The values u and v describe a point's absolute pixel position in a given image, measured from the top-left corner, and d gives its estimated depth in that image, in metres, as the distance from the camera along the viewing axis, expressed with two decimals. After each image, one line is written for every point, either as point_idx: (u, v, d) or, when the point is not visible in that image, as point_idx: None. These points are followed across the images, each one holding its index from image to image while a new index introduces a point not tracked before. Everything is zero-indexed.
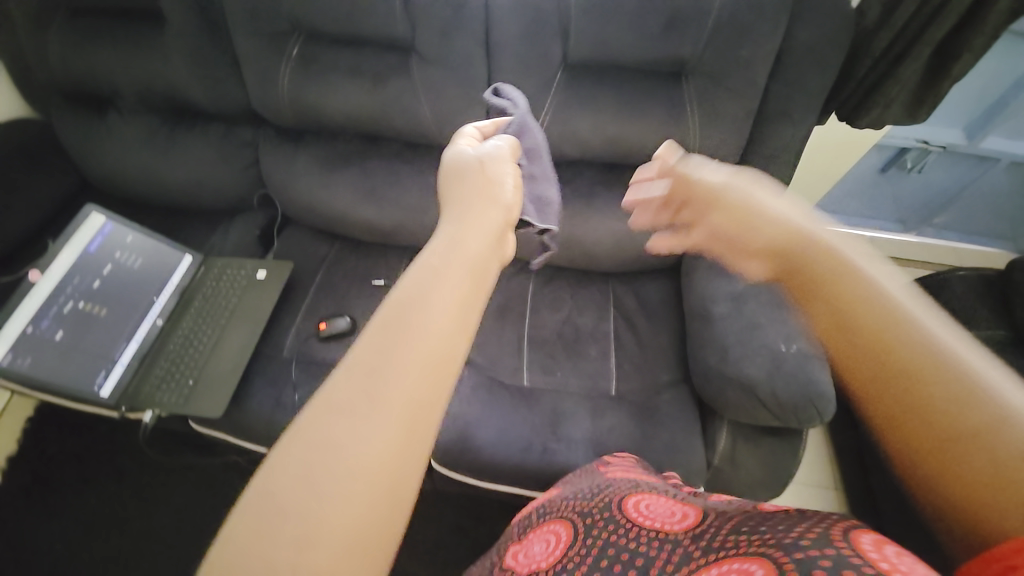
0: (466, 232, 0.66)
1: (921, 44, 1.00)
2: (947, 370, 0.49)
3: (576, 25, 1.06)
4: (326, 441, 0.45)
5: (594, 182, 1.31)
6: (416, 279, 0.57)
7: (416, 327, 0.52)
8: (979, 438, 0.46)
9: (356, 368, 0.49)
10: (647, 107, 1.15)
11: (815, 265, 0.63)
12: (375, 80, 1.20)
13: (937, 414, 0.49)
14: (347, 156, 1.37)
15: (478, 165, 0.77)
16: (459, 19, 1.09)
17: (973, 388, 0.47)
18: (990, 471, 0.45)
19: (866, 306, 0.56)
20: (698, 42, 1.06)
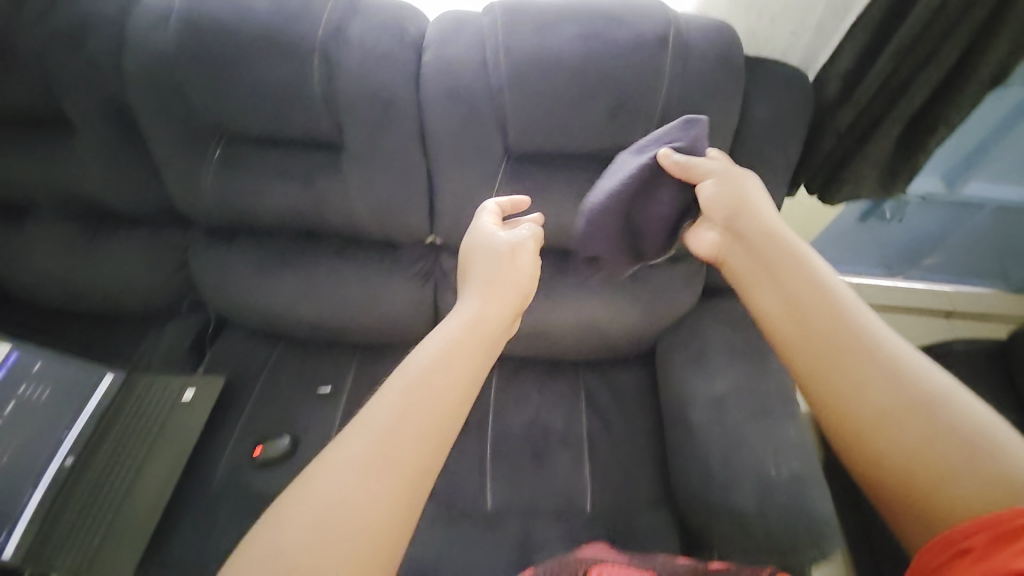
0: (483, 305, 0.69)
1: (890, 119, 0.91)
2: (855, 357, 0.60)
3: (514, 118, 0.97)
4: (329, 504, 0.47)
5: (551, 270, 1.20)
6: (436, 347, 0.61)
7: (427, 390, 0.56)
8: (890, 422, 0.56)
9: (370, 430, 0.52)
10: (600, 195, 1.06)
11: (773, 258, 0.74)
12: (305, 181, 1.09)
13: (847, 407, 0.59)
14: (284, 255, 1.25)
15: (500, 245, 0.78)
16: (389, 117, 1.00)
17: (881, 375, 0.58)
18: (912, 458, 0.54)
19: (795, 288, 0.69)
20: (649, 129, 0.97)
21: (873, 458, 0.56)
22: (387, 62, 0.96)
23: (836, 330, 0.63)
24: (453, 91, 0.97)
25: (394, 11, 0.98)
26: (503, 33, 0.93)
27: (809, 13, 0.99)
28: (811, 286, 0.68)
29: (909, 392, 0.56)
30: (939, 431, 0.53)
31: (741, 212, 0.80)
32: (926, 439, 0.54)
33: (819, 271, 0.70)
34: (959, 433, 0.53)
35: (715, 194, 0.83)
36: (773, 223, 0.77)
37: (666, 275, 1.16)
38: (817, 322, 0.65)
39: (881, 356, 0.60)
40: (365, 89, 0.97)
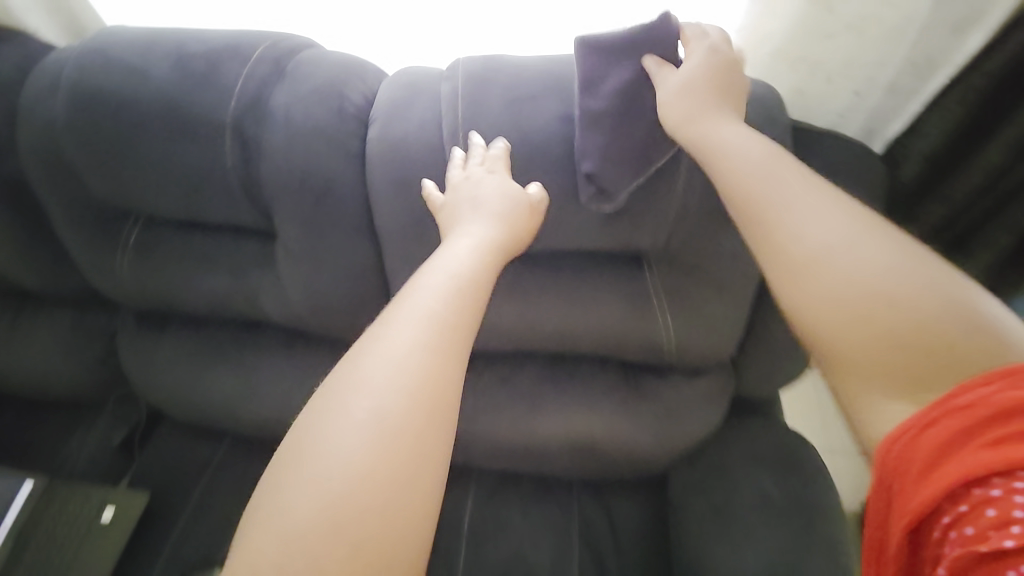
0: (504, 234, 0.61)
1: (995, 227, 0.75)
2: (792, 208, 0.51)
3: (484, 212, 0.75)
4: (391, 386, 0.44)
5: (537, 379, 0.97)
6: (465, 251, 0.56)
7: (431, 299, 0.50)
8: (831, 275, 0.47)
9: (409, 316, 0.48)
10: (597, 300, 0.84)
11: (703, 132, 0.60)
12: (234, 272, 0.90)
13: (789, 264, 0.49)
14: (223, 347, 1.05)
15: (513, 197, 0.65)
16: (325, 205, 0.78)
17: (823, 221, 0.49)
18: (857, 312, 0.45)
19: (733, 160, 0.57)
20: (658, 228, 0.74)
21: (812, 326, 0.47)
22: (320, 138, 0.75)
23: (786, 179, 0.53)
24: (404, 176, 0.75)
25: (332, 74, 0.78)
26: (472, 108, 0.73)
27: (878, 70, 0.74)
28: (753, 147, 0.57)
29: (878, 248, 0.47)
30: (879, 270, 0.46)
31: (693, 112, 0.62)
32: (861, 284, 0.45)
33: (741, 134, 0.59)
34: (909, 267, 0.45)
35: (677, 96, 0.64)
36: (720, 112, 0.62)
37: (682, 395, 0.92)
38: (760, 179, 0.54)
39: (830, 202, 0.51)
40: (292, 170, 0.76)
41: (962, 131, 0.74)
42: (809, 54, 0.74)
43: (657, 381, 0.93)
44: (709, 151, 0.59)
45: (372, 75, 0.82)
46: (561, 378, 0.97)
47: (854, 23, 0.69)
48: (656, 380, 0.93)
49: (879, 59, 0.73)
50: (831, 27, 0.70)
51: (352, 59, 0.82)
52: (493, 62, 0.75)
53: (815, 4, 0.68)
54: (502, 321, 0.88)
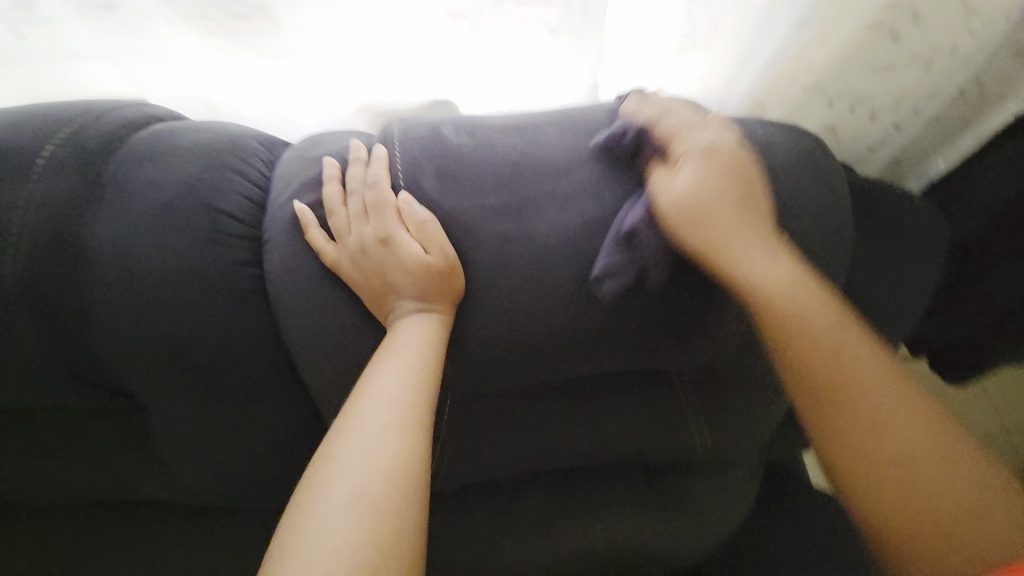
0: (431, 303, 0.48)
1: None
2: (807, 309, 0.46)
3: (463, 362, 0.51)
4: (369, 469, 0.40)
5: (544, 505, 0.77)
6: (404, 337, 0.47)
7: (381, 404, 0.44)
8: (882, 432, 0.43)
9: (379, 399, 0.44)
10: (616, 420, 0.66)
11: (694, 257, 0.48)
12: (88, 466, 0.59)
13: (840, 411, 0.44)
14: (78, 551, 0.70)
15: (423, 265, 0.48)
16: (220, 372, 0.52)
17: (850, 380, 0.44)
18: (883, 460, 0.43)
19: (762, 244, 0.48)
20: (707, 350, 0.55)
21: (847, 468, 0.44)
22: (201, 277, 0.49)
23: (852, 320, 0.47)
24: (340, 318, 0.50)
25: (196, 168, 0.49)
26: (435, 229, 0.48)
27: (929, 101, 0.60)
28: (765, 267, 0.47)
29: (916, 404, 0.44)
30: (861, 421, 0.44)
31: (706, 217, 0.48)
32: (872, 394, 0.44)
33: (748, 242, 0.48)
34: (914, 431, 0.43)
35: (681, 200, 0.48)
36: (749, 222, 0.49)
37: (716, 494, 0.77)
38: (823, 314, 0.46)
39: (825, 347, 0.45)
40: (159, 331, 0.48)
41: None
42: (855, 88, 0.58)
43: (689, 478, 0.77)
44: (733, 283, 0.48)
45: (257, 155, 0.54)
46: (572, 497, 0.77)
47: (921, 52, 0.54)
48: (688, 477, 0.77)
49: (936, 90, 0.58)
50: (891, 57, 0.55)
51: (222, 133, 0.53)
52: (452, 144, 0.51)
53: (877, 31, 0.53)
54: (499, 460, 0.67)
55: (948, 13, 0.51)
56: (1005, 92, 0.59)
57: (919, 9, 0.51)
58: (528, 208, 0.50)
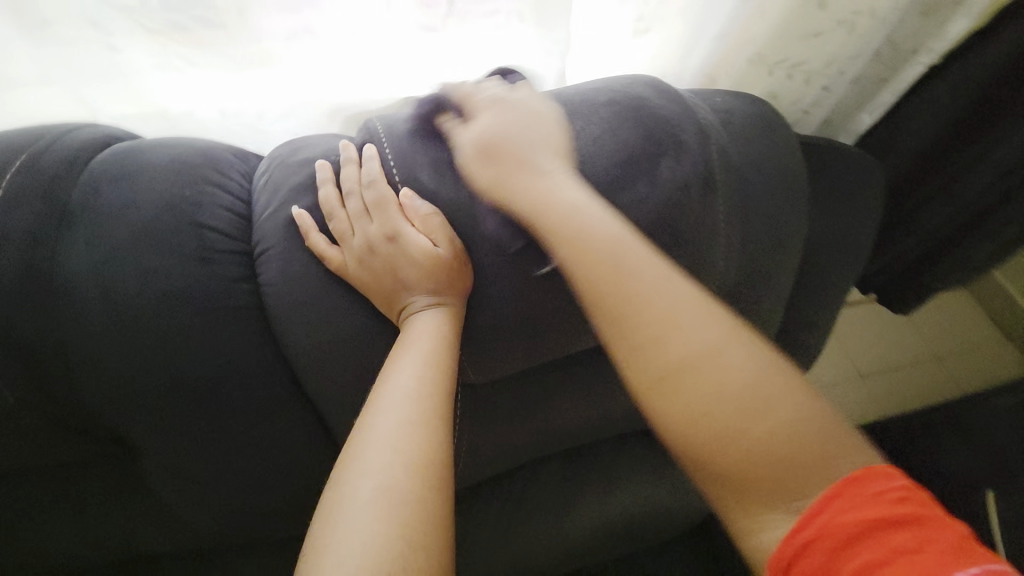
0: (446, 294, 0.48)
1: (995, 223, 0.69)
2: (652, 287, 0.42)
3: (479, 346, 0.52)
4: (393, 461, 0.39)
5: (559, 483, 0.79)
6: (416, 330, 0.47)
7: (399, 397, 0.43)
8: (688, 375, 0.39)
9: (398, 393, 0.43)
10: (621, 389, 0.68)
11: (521, 193, 0.47)
12: (78, 522, 0.54)
13: (650, 333, 0.41)
14: None
15: (434, 257, 0.48)
16: (223, 395, 0.49)
17: (680, 314, 0.41)
18: (730, 429, 0.37)
19: (570, 234, 0.45)
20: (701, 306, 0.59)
21: (673, 407, 0.39)
22: (194, 298, 0.46)
23: (666, 276, 0.43)
24: (351, 321, 0.50)
25: (173, 186, 0.47)
26: (441, 221, 0.49)
27: (851, 62, 0.67)
28: (557, 216, 0.45)
29: (747, 361, 0.39)
30: (673, 359, 0.39)
31: (520, 194, 0.47)
32: (716, 367, 0.38)
33: (597, 219, 0.45)
34: (760, 376, 0.38)
35: (480, 145, 0.48)
36: (541, 157, 0.48)
37: None
38: (642, 263, 0.43)
39: (642, 279, 0.42)
40: (158, 361, 0.46)
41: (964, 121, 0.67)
42: (791, 55, 0.65)
43: None
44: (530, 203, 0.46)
45: (234, 167, 0.52)
46: (584, 472, 0.79)
47: (845, 17, 0.60)
48: None
49: (857, 53, 0.66)
50: (820, 23, 0.61)
51: (193, 148, 0.50)
52: (441, 136, 0.51)
53: (807, 1, 0.58)
54: (515, 445, 0.68)
55: None
56: (917, 49, 0.66)
57: None
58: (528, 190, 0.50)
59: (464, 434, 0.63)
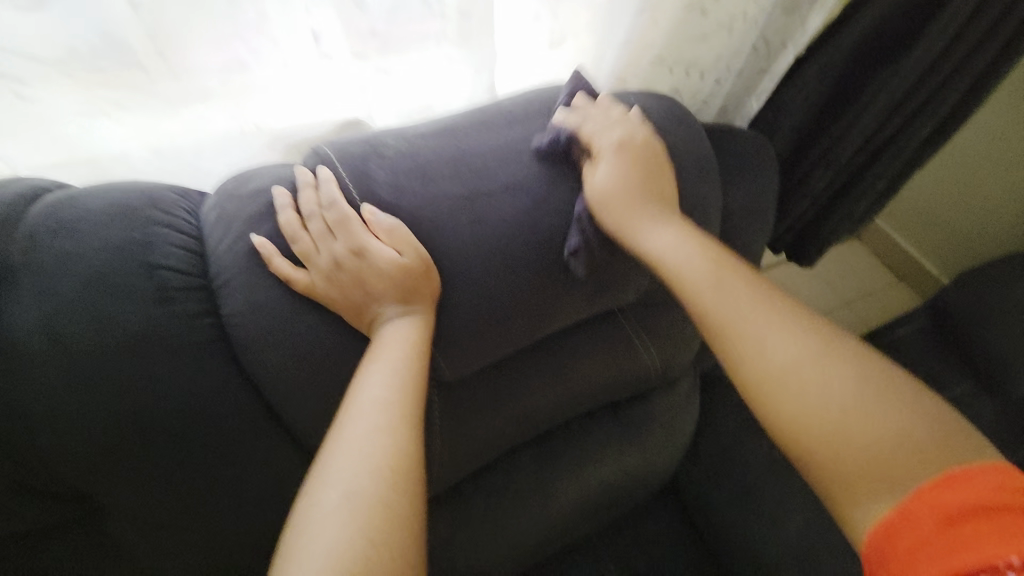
0: (418, 301, 0.52)
1: (871, 176, 0.79)
2: (748, 314, 0.46)
3: (447, 344, 0.55)
4: (359, 469, 0.40)
5: (538, 466, 0.83)
6: (383, 343, 0.49)
7: (370, 407, 0.45)
8: (790, 381, 0.43)
9: (367, 403, 0.45)
10: (583, 367, 0.74)
11: (644, 240, 0.54)
12: None
13: (744, 345, 0.46)
14: None
15: (400, 272, 0.50)
16: (197, 431, 0.49)
17: (762, 323, 0.46)
18: (824, 414, 0.41)
19: (686, 260, 0.51)
20: (641, 281, 0.66)
21: (773, 409, 0.43)
22: (158, 339, 0.46)
23: (754, 290, 0.48)
24: (320, 340, 0.51)
25: (119, 230, 0.46)
26: (404, 236, 0.51)
27: (735, 60, 0.78)
28: (663, 247, 0.53)
29: (843, 370, 0.42)
30: (767, 367, 0.44)
31: (632, 227, 0.54)
32: (807, 361, 0.43)
33: (689, 254, 0.51)
34: (855, 383, 0.42)
35: (615, 151, 0.56)
36: (641, 209, 0.55)
37: (670, 407, 0.91)
38: (720, 287, 0.48)
39: (728, 299, 0.48)
40: (126, 406, 0.45)
41: (829, 94, 0.76)
42: (685, 55, 0.74)
43: (646, 407, 0.89)
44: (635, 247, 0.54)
45: (179, 205, 0.52)
46: (560, 452, 0.85)
47: (723, 21, 0.70)
48: (644, 405, 0.89)
49: (739, 49, 0.76)
50: (703, 28, 0.70)
51: (133, 189, 0.50)
52: (394, 152, 0.54)
53: (691, 8, 0.67)
54: (493, 436, 0.71)
55: None
56: (785, 41, 0.78)
57: None
58: (480, 196, 0.54)
59: (444, 433, 0.66)
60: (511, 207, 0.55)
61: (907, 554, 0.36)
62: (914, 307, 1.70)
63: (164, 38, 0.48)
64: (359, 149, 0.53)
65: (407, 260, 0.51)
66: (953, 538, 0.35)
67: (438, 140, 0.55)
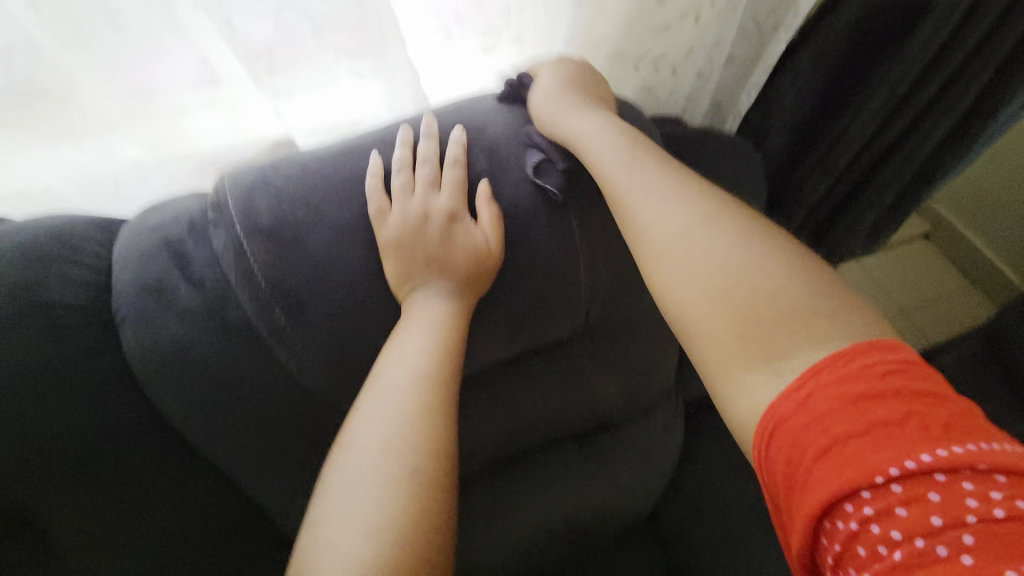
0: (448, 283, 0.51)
1: (890, 167, 0.70)
2: (647, 187, 0.48)
3: (349, 383, 0.52)
4: (386, 446, 0.43)
5: (492, 496, 0.77)
6: (442, 298, 0.50)
7: (387, 384, 0.46)
8: (676, 248, 0.44)
9: (390, 383, 0.46)
10: (528, 398, 0.69)
11: (565, 130, 0.54)
12: None
13: (637, 217, 0.48)
14: None
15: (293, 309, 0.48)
16: (97, 462, 0.49)
17: (657, 195, 0.47)
18: (701, 269, 0.43)
19: (601, 141, 0.52)
20: (576, 311, 0.60)
21: (655, 274, 0.45)
22: (54, 374, 0.47)
23: (653, 169, 0.49)
24: (216, 379, 0.50)
25: (18, 269, 0.48)
26: (293, 268, 0.48)
27: (716, 49, 0.68)
28: (588, 135, 0.53)
29: (722, 235, 0.43)
30: (655, 233, 0.46)
31: (559, 120, 0.55)
32: (694, 225, 0.45)
33: (606, 136, 0.53)
34: (733, 249, 0.42)
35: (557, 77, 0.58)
36: (573, 104, 0.56)
37: (646, 437, 0.83)
38: (625, 166, 0.50)
39: (631, 177, 0.49)
40: (23, 442, 0.46)
41: (828, 86, 0.67)
42: (651, 49, 0.65)
43: (618, 435, 0.81)
44: (568, 142, 0.54)
45: (92, 240, 0.53)
46: (517, 481, 0.79)
47: (688, 9, 0.60)
48: (615, 433, 0.81)
49: (713, 41, 0.66)
50: (665, 18, 0.61)
51: (45, 227, 0.51)
52: (284, 178, 0.50)
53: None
54: None
55: None
56: (777, 25, 0.66)
57: None
58: (379, 223, 0.50)
59: None
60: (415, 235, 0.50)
61: (788, 467, 0.35)
62: (977, 320, 1.47)
63: (49, 78, 0.50)
64: (250, 177, 0.50)
65: (298, 295, 0.48)
66: (828, 452, 0.33)
67: (338, 161, 0.51)
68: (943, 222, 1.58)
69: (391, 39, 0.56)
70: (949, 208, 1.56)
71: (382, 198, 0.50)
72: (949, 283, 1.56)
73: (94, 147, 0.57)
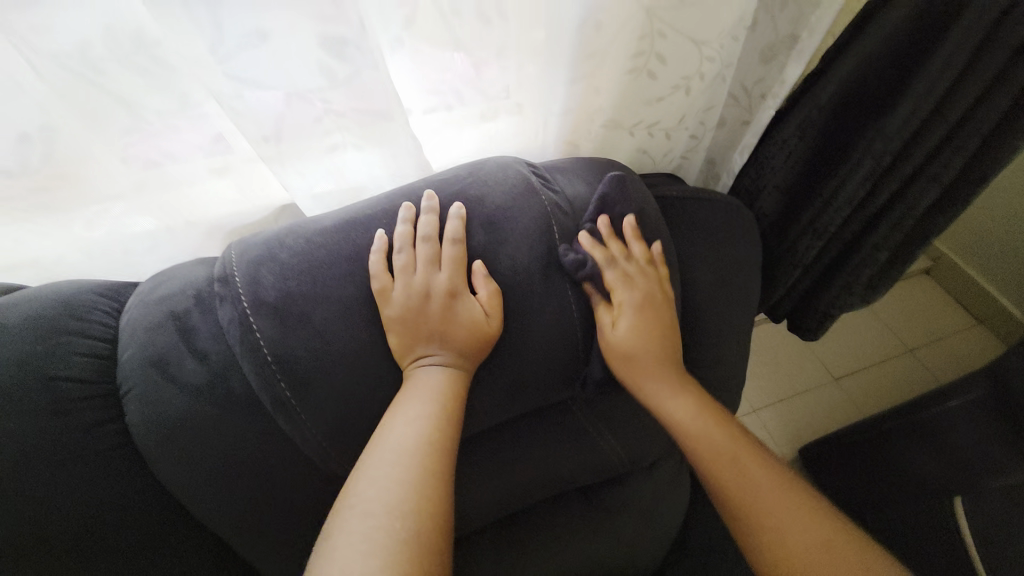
0: (451, 354, 0.52)
1: (884, 228, 0.72)
2: (711, 435, 0.57)
3: (348, 452, 0.52)
4: (389, 502, 0.42)
5: (496, 559, 0.75)
6: (441, 369, 0.51)
7: (387, 447, 0.46)
8: (784, 542, 0.50)
9: (392, 444, 0.46)
10: (531, 458, 0.68)
11: (653, 389, 0.59)
12: None
13: (747, 504, 0.53)
14: None
15: (295, 383, 0.49)
16: (94, 537, 0.49)
17: (735, 466, 0.55)
18: (748, 499, 0.53)
19: (670, 382, 0.59)
20: (577, 373, 0.60)
21: (780, 558, 0.50)
22: (56, 450, 0.48)
23: (734, 440, 0.57)
24: (217, 453, 0.50)
25: (25, 342, 0.48)
26: (296, 342, 0.49)
27: (707, 114, 0.71)
28: (669, 397, 0.59)
29: (812, 521, 0.51)
30: (750, 499, 0.53)
31: (638, 359, 0.58)
32: (738, 464, 0.55)
33: (680, 394, 0.59)
34: (821, 528, 0.51)
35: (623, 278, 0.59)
36: (660, 344, 0.60)
37: (652, 492, 0.81)
38: (706, 429, 0.58)
39: (707, 427, 0.58)
40: (19, 523, 0.46)
41: (814, 155, 0.70)
42: (644, 117, 0.67)
43: (622, 490, 0.80)
44: (656, 411, 0.59)
45: (96, 308, 0.54)
46: (522, 542, 0.76)
47: (678, 82, 0.63)
48: (618, 490, 0.80)
49: (703, 108, 0.69)
50: (657, 90, 0.64)
51: (53, 298, 0.52)
52: (289, 253, 0.51)
53: (635, 74, 0.61)
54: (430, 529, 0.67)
55: (682, 49, 0.60)
56: (765, 93, 0.69)
57: (661, 53, 0.60)
58: (382, 297, 0.51)
59: None
60: (416, 307, 0.52)
61: None
62: (986, 359, 1.45)
63: (67, 159, 0.53)
64: (258, 251, 0.52)
65: (300, 368, 0.49)
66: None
67: (342, 236, 0.52)
68: (944, 259, 1.58)
69: (392, 114, 0.59)
70: (949, 245, 1.57)
71: (383, 272, 0.52)
72: (955, 320, 1.55)
73: (106, 220, 0.60)
